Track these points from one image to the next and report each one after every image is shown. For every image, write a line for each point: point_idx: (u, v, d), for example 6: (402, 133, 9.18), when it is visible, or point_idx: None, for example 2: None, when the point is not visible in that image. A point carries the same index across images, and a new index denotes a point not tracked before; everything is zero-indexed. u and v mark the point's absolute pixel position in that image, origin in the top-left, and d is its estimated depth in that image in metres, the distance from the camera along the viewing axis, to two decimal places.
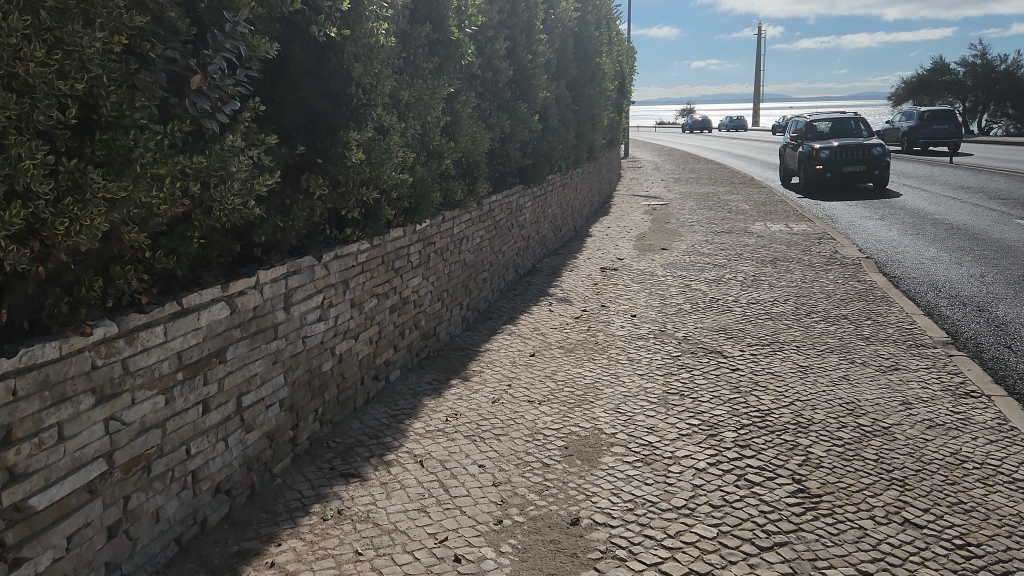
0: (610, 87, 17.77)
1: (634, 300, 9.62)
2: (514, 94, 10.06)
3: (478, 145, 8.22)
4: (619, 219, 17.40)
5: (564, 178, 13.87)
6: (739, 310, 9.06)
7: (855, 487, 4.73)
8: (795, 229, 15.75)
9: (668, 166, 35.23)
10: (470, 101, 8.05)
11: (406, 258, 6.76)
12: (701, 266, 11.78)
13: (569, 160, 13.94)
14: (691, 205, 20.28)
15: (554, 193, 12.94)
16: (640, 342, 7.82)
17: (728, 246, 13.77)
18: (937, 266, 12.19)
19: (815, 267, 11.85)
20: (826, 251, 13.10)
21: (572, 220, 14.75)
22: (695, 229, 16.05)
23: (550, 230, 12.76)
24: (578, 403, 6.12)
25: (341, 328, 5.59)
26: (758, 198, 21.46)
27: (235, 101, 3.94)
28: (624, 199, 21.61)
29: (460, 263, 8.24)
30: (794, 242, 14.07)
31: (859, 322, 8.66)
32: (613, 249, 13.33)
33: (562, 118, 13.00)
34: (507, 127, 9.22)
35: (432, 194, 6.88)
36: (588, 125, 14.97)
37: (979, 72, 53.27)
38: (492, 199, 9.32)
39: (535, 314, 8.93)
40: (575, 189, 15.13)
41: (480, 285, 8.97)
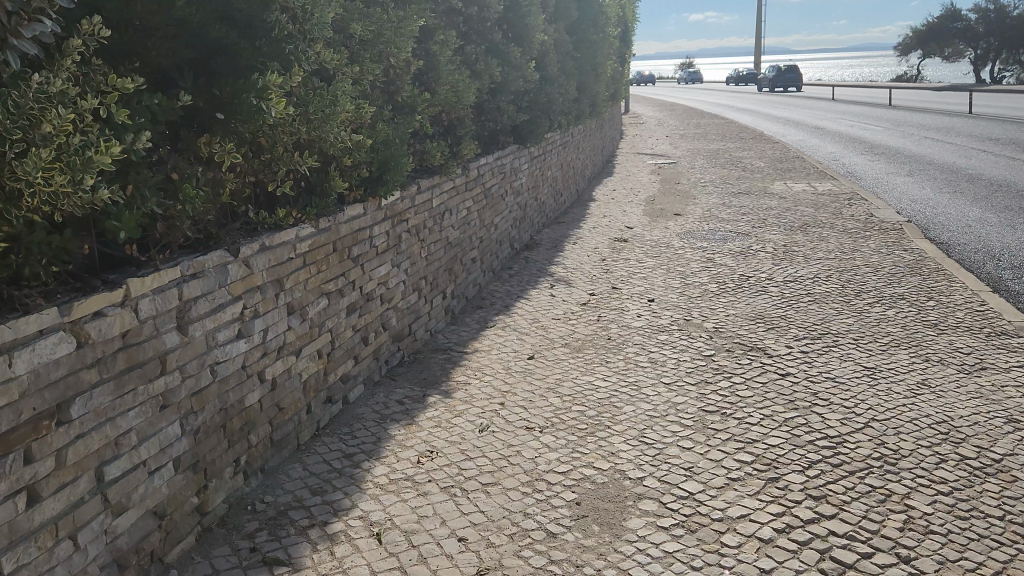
0: (613, 35, 16.07)
1: (649, 279, 8.17)
2: (505, 35, 8.45)
3: (460, 97, 6.69)
4: (625, 180, 15.87)
5: (564, 136, 12.29)
6: (775, 290, 7.62)
7: (984, 568, 3.35)
8: (820, 188, 14.21)
9: (673, 121, 33.39)
10: (450, 40, 6.47)
11: (368, 242, 5.30)
12: (723, 234, 10.29)
13: (569, 116, 12.35)
14: (702, 163, 18.70)
15: (553, 154, 11.39)
16: (662, 337, 6.40)
17: (749, 210, 12.28)
18: (989, 228, 10.66)
19: (852, 232, 10.36)
20: (861, 213, 11.59)
21: (574, 183, 13.21)
22: (709, 190, 14.52)
23: (550, 196, 11.24)
24: (590, 430, 4.73)
25: (273, 344, 4.18)
26: (773, 154, 19.85)
27: (41, 22, 2.45)
28: (629, 157, 20.02)
29: (442, 243, 6.77)
30: (822, 204, 12.54)
31: (922, 302, 7.21)
32: (621, 216, 11.83)
33: (562, 68, 11.36)
34: (497, 74, 7.66)
35: (401, 158, 5.38)
36: (591, 76, 13.32)
37: (994, 18, 50.84)
38: (479, 162, 7.80)
39: (534, 301, 7.49)
40: (576, 149, 13.55)
41: (467, 266, 7.51)
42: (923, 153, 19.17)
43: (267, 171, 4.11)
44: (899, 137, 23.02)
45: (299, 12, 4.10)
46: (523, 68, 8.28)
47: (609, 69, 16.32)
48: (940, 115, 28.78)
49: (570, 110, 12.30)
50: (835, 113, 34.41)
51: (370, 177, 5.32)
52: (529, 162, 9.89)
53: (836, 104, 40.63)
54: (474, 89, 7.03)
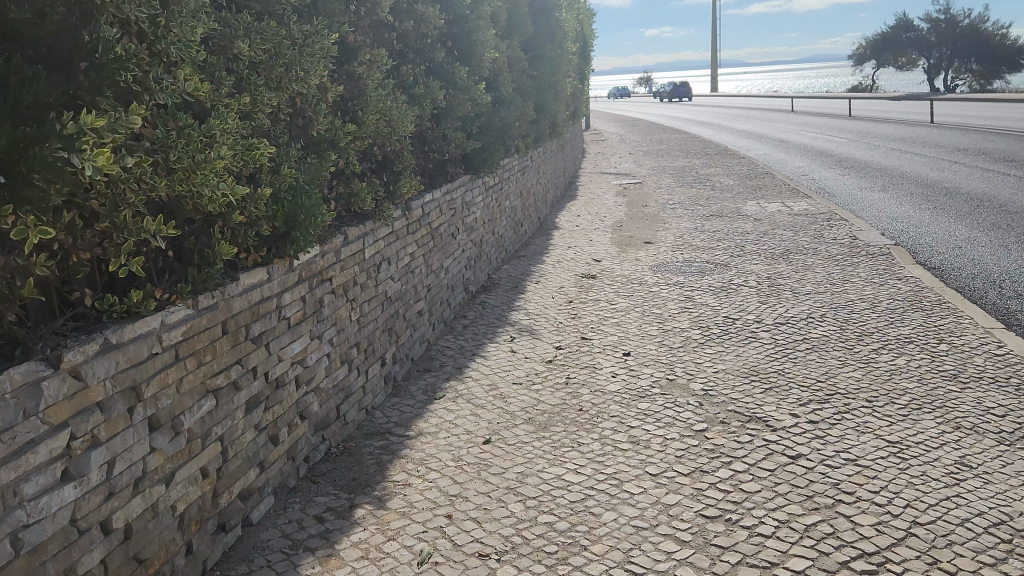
0: (571, 51, 15.20)
1: (623, 326, 7.19)
2: (449, 54, 7.45)
3: (394, 127, 5.64)
4: (589, 204, 14.96)
5: (523, 161, 11.31)
6: (765, 337, 6.69)
7: None
8: (795, 208, 13.44)
9: (635, 136, 32.74)
10: (380, 61, 5.43)
11: (273, 315, 4.21)
12: (699, 265, 9.38)
13: (527, 139, 11.39)
14: (668, 182, 17.89)
15: (511, 181, 10.39)
16: (643, 406, 5.39)
17: (724, 235, 11.43)
18: (982, 250, 9.90)
19: (838, 259, 9.53)
20: (843, 236, 10.80)
21: (535, 210, 12.22)
22: (679, 213, 13.66)
23: (508, 227, 10.22)
24: (562, 555, 3.69)
25: (126, 477, 3.07)
26: (741, 171, 19.16)
27: None
28: (592, 178, 19.16)
29: (378, 300, 5.71)
30: (801, 226, 11.74)
31: (933, 347, 6.33)
32: (587, 246, 10.88)
33: (516, 88, 10.40)
34: (442, 99, 6.65)
35: (316, 208, 4.33)
36: (550, 95, 12.42)
37: (944, 27, 51.62)
38: (423, 200, 6.75)
39: (491, 360, 6.44)
40: (536, 173, 12.59)
41: (412, 323, 6.44)
42: (893, 167, 18.65)
43: (108, 244, 3.00)
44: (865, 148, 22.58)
45: (148, 28, 3.03)
46: (471, 90, 7.30)
47: (568, 87, 15.43)
48: (901, 126, 28.57)
49: (528, 131, 11.35)
50: (797, 126, 34.13)
51: (274, 233, 4.24)
52: (483, 193, 8.86)
53: (797, 115, 40.61)
54: (413, 116, 6.01)
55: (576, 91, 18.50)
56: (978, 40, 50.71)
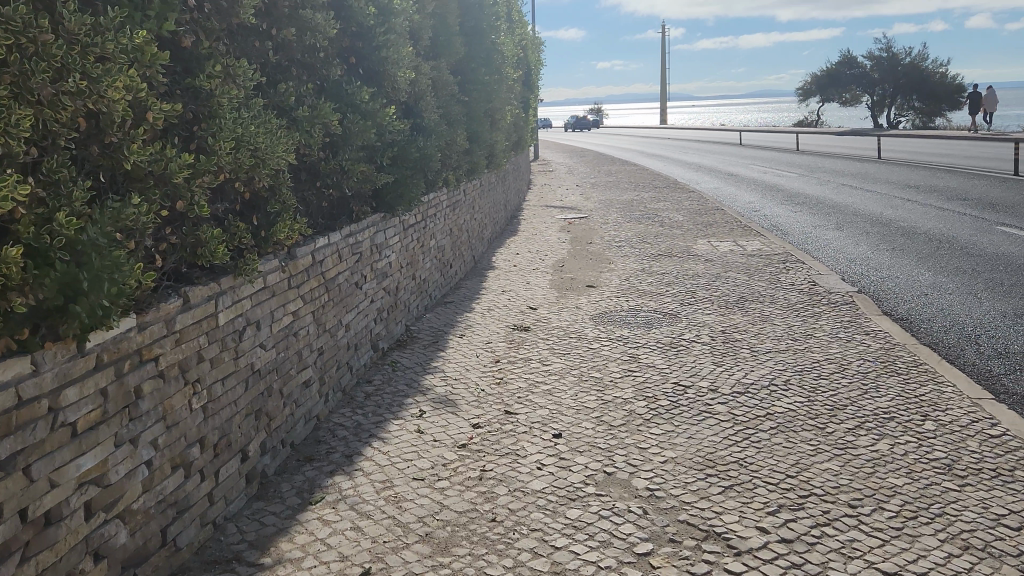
0: (512, 78, 14.32)
1: (556, 396, 6.08)
2: (353, 74, 6.33)
3: (262, 160, 4.48)
4: (530, 240, 13.97)
5: (453, 196, 10.22)
6: (722, 413, 5.65)
7: None
8: (747, 248, 12.66)
9: (584, 167, 32.09)
10: (242, 77, 4.30)
11: (38, 424, 2.94)
12: (645, 315, 8.39)
13: (458, 171, 10.32)
14: (615, 217, 17.04)
15: (438, 219, 9.28)
16: (573, 515, 4.26)
17: (673, 278, 10.50)
18: (950, 300, 9.15)
19: (796, 308, 8.66)
20: (801, 281, 9.97)
21: (467, 249, 11.12)
22: (625, 252, 12.75)
23: (434, 270, 9.09)
24: None
25: None
26: (691, 206, 18.47)
27: None
28: (536, 212, 18.21)
29: (238, 378, 4.46)
30: (755, 269, 10.91)
31: (916, 428, 5.38)
32: (523, 291, 9.81)
33: (443, 116, 9.34)
34: (337, 126, 5.51)
35: (111, 272, 3.12)
36: (486, 125, 11.41)
37: (885, 65, 52.97)
38: (314, 246, 5.57)
39: (392, 443, 5.24)
40: (470, 208, 11.50)
41: (294, 398, 5.21)
42: (845, 204, 18.17)
43: None
44: (815, 185, 22.24)
45: None
46: (377, 116, 6.18)
47: (508, 116, 14.49)
48: (849, 162, 28.53)
49: (459, 163, 10.28)
50: (746, 159, 34.05)
51: (44, 307, 2.98)
52: (400, 234, 7.71)
53: (745, 148, 40.72)
54: (292, 147, 4.85)
55: (519, 120, 17.60)
56: (918, 79, 52.10)
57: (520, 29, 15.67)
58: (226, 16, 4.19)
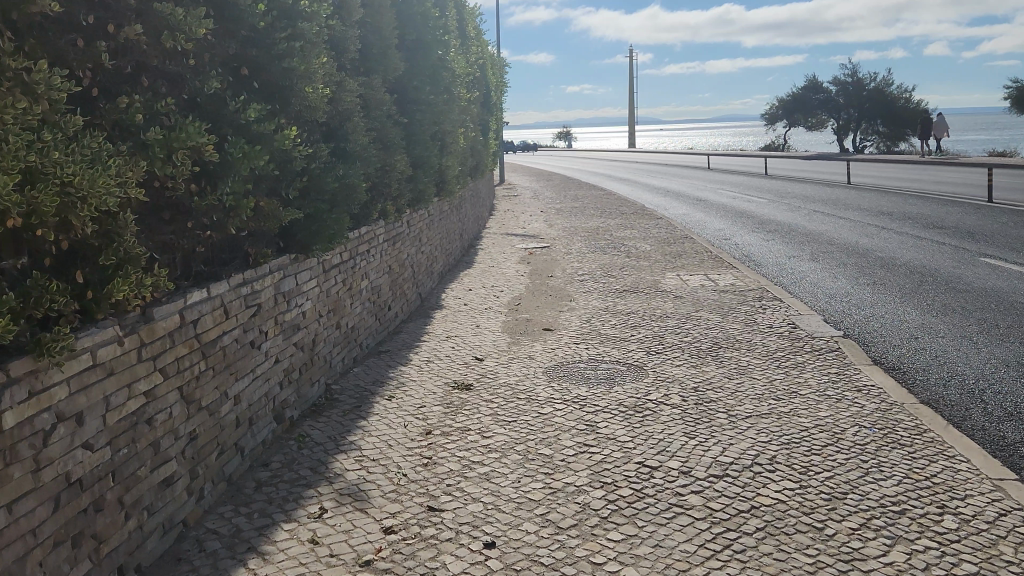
0: (465, 100, 13.34)
1: (494, 483, 4.92)
2: (245, 89, 5.20)
3: (80, 197, 3.32)
4: (487, 274, 12.91)
5: (392, 229, 9.08)
6: (697, 508, 4.54)
7: None
8: (720, 282, 11.74)
9: (550, 192, 31.28)
10: (48, 87, 3.15)
11: None
12: (606, 367, 7.32)
13: (397, 202, 9.21)
14: (579, 247, 16.06)
15: (371, 256, 8.14)
16: None
17: (638, 320, 9.47)
18: (946, 345, 8.25)
19: (778, 358, 7.66)
20: (780, 323, 9.01)
21: (411, 287, 10.00)
22: (589, 287, 11.75)
23: (366, 316, 7.92)
24: None
25: None
26: (659, 234, 17.59)
27: None
28: (496, 241, 17.20)
29: (37, 494, 3.27)
30: (729, 308, 9.95)
31: (937, 527, 4.32)
32: (471, 337, 8.69)
33: (376, 140, 8.24)
34: (211, 152, 4.35)
35: None
36: (433, 149, 10.35)
37: (851, 91, 53.39)
38: (181, 303, 4.39)
39: (274, 562, 4.03)
40: (415, 242, 10.39)
41: (143, 504, 4.00)
42: (818, 234, 17.41)
43: None
44: (787, 212, 21.59)
45: None
46: (273, 140, 5.04)
47: (461, 139, 13.49)
48: (819, 187, 28.10)
49: (397, 192, 9.18)
50: (715, 184, 33.55)
51: None
52: (318, 278, 6.55)
53: (713, 173, 40.35)
54: (132, 180, 3.67)
55: (477, 144, 16.64)
56: (882, 104, 52.54)
57: (475, 48, 14.75)
58: (14, 3, 3.04)
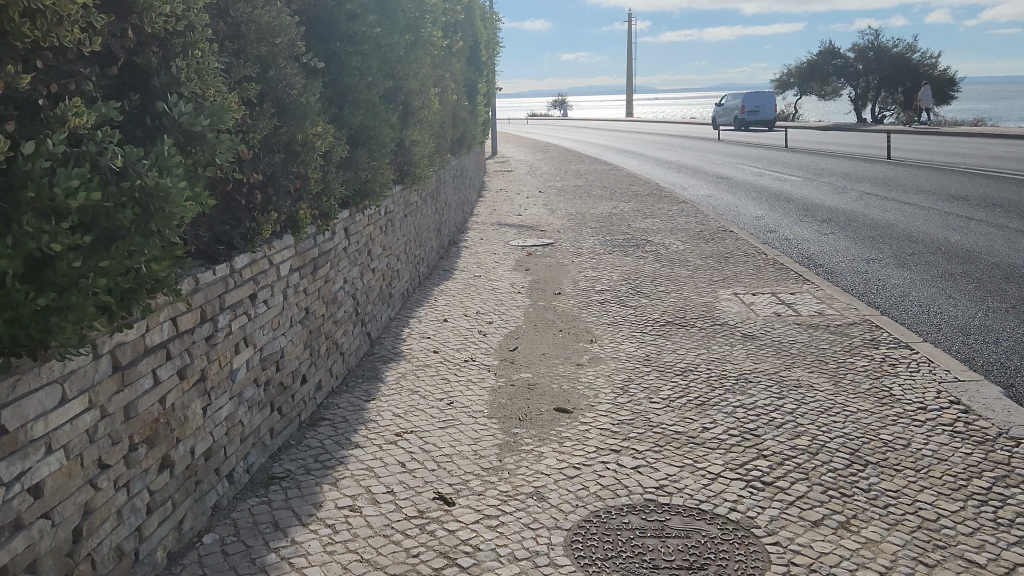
0: (441, 52, 9.75)
1: None
2: None
3: None
4: (471, 291, 9.44)
5: (308, 247, 5.54)
6: None
7: None
8: (799, 311, 8.31)
9: (547, 167, 27.66)
10: None
11: None
12: (679, 535, 3.90)
13: (315, 201, 5.68)
14: (591, 244, 12.58)
15: (258, 307, 4.62)
16: None
17: (703, 391, 6.03)
18: None
19: (987, 505, 4.24)
20: (938, 407, 5.59)
21: (348, 332, 6.48)
22: (614, 317, 8.30)
23: (244, 417, 4.40)
24: None
25: None
26: (689, 226, 14.12)
27: None
28: (485, 233, 13.70)
29: None
30: (837, 368, 6.52)
31: None
32: (439, 432, 5.23)
33: (256, 100, 4.68)
34: None
35: None
36: (382, 116, 6.80)
37: (870, 58, 49.72)
38: None
39: None
40: (359, 258, 6.87)
41: None
42: (889, 227, 13.96)
43: None
44: (835, 196, 18.10)
45: None
46: None
47: (437, 103, 9.96)
48: (857, 163, 24.58)
49: (317, 184, 5.62)
50: (734, 158, 29.95)
51: None
52: (85, 392, 3.03)
53: (724, 146, 36.73)
54: None
55: (461, 112, 13.07)
56: (904, 72, 48.91)
57: None
58: None
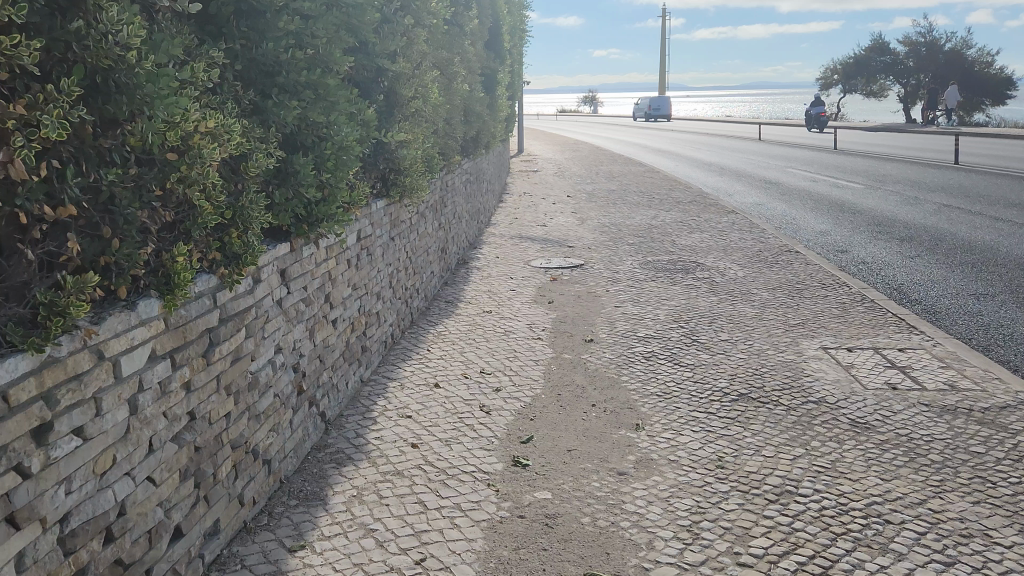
0: (445, 27, 7.58)
1: None
2: None
3: None
4: (475, 334, 7.35)
5: (197, 314, 3.46)
6: None
7: None
8: (920, 381, 6.06)
9: (575, 166, 25.53)
10: None
11: None
12: None
13: (212, 240, 3.59)
14: (629, 266, 10.40)
15: (55, 445, 2.55)
16: None
17: (819, 545, 3.84)
18: None
19: None
20: None
21: (283, 425, 4.40)
22: (664, 383, 6.14)
23: None
24: None
25: None
26: (745, 245, 11.85)
27: None
28: (502, 250, 11.57)
29: None
30: (1016, 501, 4.30)
31: None
32: None
33: (52, 73, 2.57)
34: None
35: None
36: (340, 107, 4.68)
37: (922, 54, 46.62)
38: None
39: None
40: (306, 311, 4.77)
41: None
42: (989, 251, 11.50)
43: None
44: (907, 208, 15.68)
45: None
46: None
47: (438, 93, 7.80)
48: (922, 169, 22.01)
49: (214, 213, 3.54)
50: (780, 160, 27.46)
51: None
52: None
53: (765, 145, 34.21)
54: None
55: (476, 105, 10.87)
56: (959, 70, 45.76)
57: None
58: None
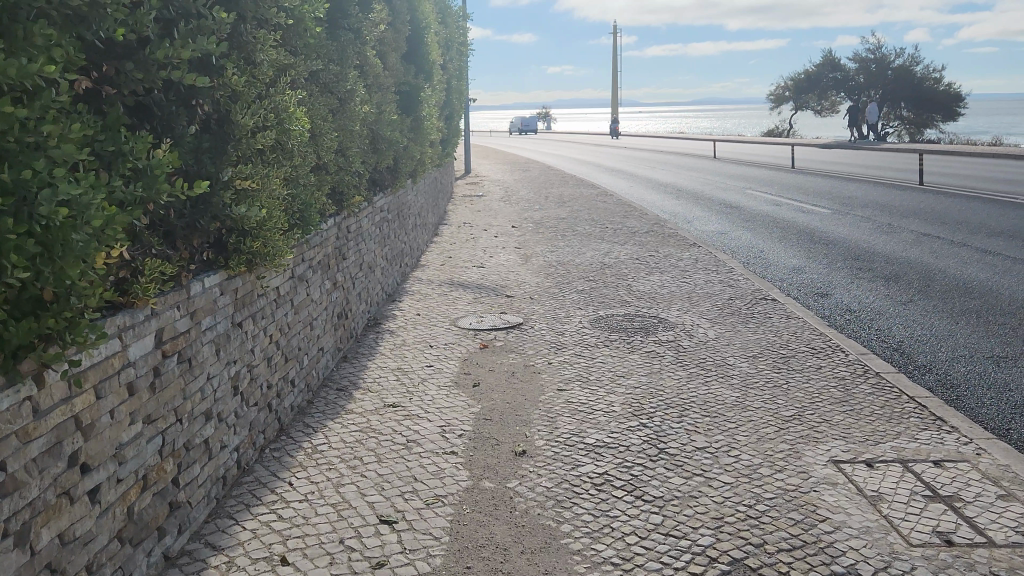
0: (320, 32, 5.63)
1: None
2: None
3: None
4: (364, 449, 5.33)
5: None
6: None
7: None
8: (980, 526, 4.25)
9: (525, 189, 23.74)
10: None
11: None
12: None
13: None
14: (576, 325, 8.52)
15: None
16: None
17: None
18: None
19: None
20: None
21: None
22: (622, 539, 4.23)
23: None
24: None
25: None
26: (713, 290, 10.09)
27: None
28: (426, 302, 9.60)
29: None
30: None
31: None
32: None
33: None
34: None
35: None
36: (45, 152, 2.67)
37: (872, 70, 46.37)
38: None
39: None
40: None
41: None
42: (992, 294, 9.92)
43: None
44: (885, 237, 14.19)
45: None
46: None
47: (313, 120, 5.83)
48: (889, 190, 20.77)
49: None
50: (738, 181, 26.12)
51: None
52: None
53: (722, 164, 33.02)
54: None
55: (389, 131, 8.93)
56: (910, 86, 45.55)
57: None
58: None
